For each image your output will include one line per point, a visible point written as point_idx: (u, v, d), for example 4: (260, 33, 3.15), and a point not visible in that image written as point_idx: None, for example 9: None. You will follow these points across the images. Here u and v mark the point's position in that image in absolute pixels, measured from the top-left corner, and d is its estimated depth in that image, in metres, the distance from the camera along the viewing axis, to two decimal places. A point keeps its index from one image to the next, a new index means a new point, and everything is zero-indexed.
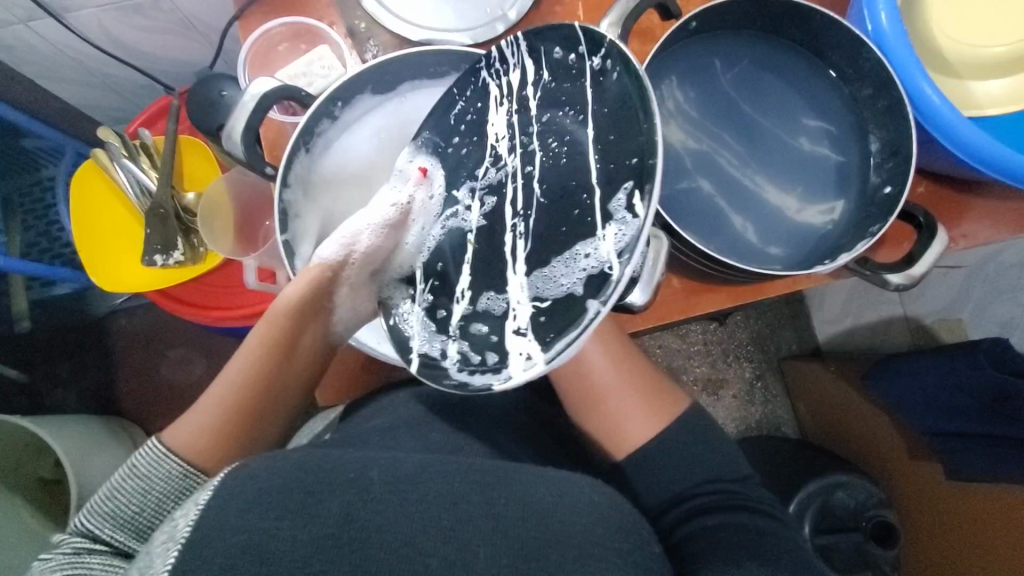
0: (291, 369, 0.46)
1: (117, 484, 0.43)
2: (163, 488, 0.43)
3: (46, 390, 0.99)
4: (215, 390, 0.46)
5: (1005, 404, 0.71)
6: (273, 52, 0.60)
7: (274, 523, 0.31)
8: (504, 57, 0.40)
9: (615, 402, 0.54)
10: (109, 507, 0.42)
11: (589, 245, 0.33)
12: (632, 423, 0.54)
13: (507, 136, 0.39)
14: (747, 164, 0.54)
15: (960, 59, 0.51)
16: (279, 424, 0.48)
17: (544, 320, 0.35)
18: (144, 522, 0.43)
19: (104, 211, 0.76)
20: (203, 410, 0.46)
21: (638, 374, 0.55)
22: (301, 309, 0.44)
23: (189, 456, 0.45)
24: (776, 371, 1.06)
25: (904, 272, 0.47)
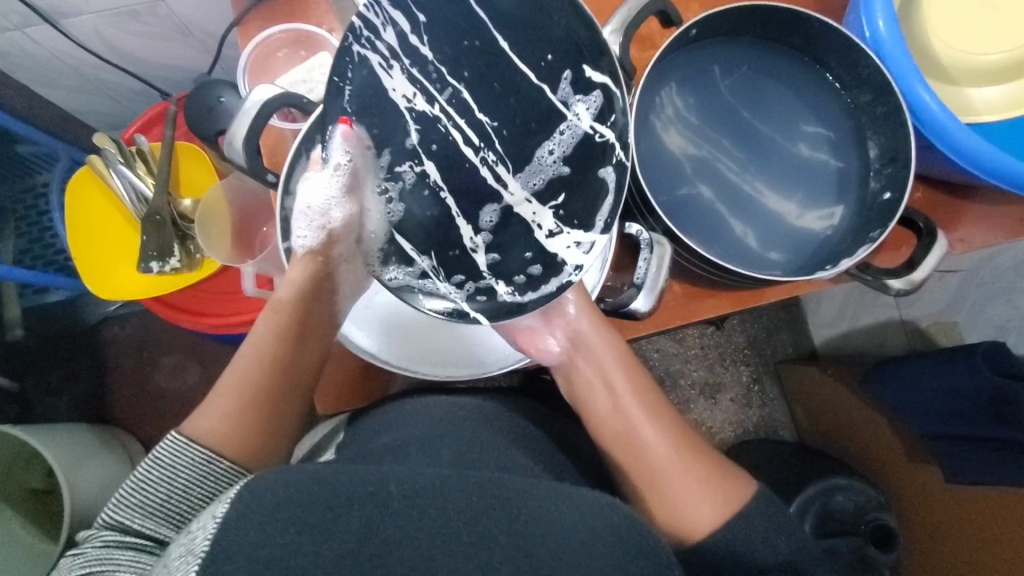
0: (306, 353, 0.49)
1: (142, 475, 0.42)
2: (188, 475, 0.43)
3: (37, 399, 0.98)
4: (233, 377, 0.47)
5: (1003, 407, 0.69)
6: (272, 58, 0.59)
7: (295, 539, 0.31)
8: (371, 24, 0.40)
9: (673, 477, 0.48)
10: (136, 498, 0.42)
11: (554, 140, 0.42)
12: (694, 506, 0.46)
13: (427, 96, 0.41)
14: (747, 170, 0.54)
15: (959, 67, 0.51)
16: (295, 417, 0.49)
17: (564, 212, 0.42)
18: (174, 509, 0.42)
19: (100, 218, 0.75)
20: (220, 400, 0.46)
21: (705, 460, 0.50)
22: (310, 291, 0.50)
23: (211, 443, 0.44)
24: (772, 374, 1.06)
25: (905, 277, 0.48)
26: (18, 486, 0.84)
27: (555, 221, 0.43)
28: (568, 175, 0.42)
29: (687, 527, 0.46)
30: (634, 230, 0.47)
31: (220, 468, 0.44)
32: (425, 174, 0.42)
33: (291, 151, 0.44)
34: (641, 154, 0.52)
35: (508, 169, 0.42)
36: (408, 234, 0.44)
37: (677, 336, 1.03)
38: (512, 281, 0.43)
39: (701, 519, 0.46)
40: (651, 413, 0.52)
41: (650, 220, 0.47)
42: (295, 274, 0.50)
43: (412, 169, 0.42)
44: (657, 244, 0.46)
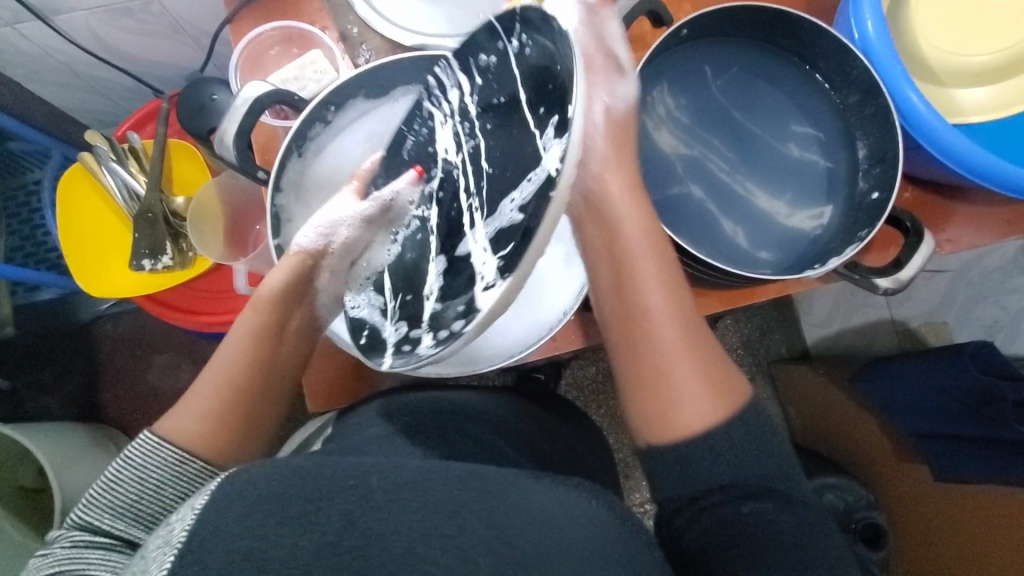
0: (284, 352, 0.47)
1: (115, 474, 0.41)
2: (159, 475, 0.42)
3: (28, 397, 0.98)
4: (206, 378, 0.45)
5: (992, 406, 0.72)
6: (263, 57, 0.59)
7: (275, 530, 0.31)
8: (442, 83, 0.45)
9: (679, 371, 0.42)
10: (106, 499, 0.41)
11: (520, 188, 0.36)
12: (696, 409, 0.41)
13: (456, 148, 0.43)
14: (738, 169, 0.55)
15: (946, 68, 0.52)
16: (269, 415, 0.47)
17: (504, 262, 0.35)
18: (145, 510, 0.41)
19: (91, 215, 0.75)
20: (193, 401, 0.44)
21: (709, 349, 0.43)
22: (291, 294, 0.47)
23: (183, 446, 0.42)
24: (765, 374, 1.05)
25: (892, 276, 0.48)
26: (14, 484, 0.84)
27: (496, 273, 0.36)
28: (514, 221, 0.36)
29: (679, 431, 0.42)
30: None
31: (191, 469, 0.42)
32: (427, 219, 0.44)
33: (280, 152, 0.47)
34: None
35: (483, 215, 0.39)
36: (393, 274, 0.45)
37: None
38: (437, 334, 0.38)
39: (698, 422, 0.41)
40: (667, 290, 0.42)
41: None
42: (277, 274, 0.46)
43: (420, 213, 0.45)
44: None
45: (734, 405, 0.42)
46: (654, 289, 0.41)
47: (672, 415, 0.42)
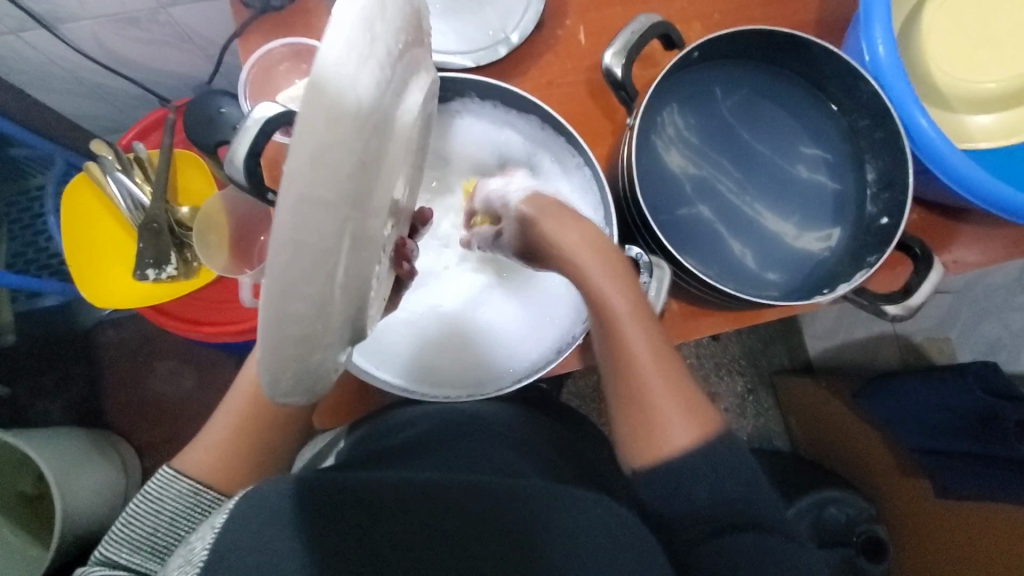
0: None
1: (132, 510, 0.42)
2: (175, 506, 0.42)
3: (28, 402, 0.97)
4: (221, 415, 0.47)
5: (994, 424, 0.71)
6: (273, 71, 0.59)
7: (289, 543, 0.31)
8: None
9: (651, 386, 0.42)
10: (122, 533, 0.41)
11: None
12: (671, 425, 0.41)
13: None
14: (746, 191, 0.55)
15: (955, 94, 0.52)
16: (278, 447, 0.48)
17: None
18: (162, 541, 0.41)
19: (95, 225, 0.75)
20: (211, 436, 0.46)
21: (679, 366, 0.43)
22: None
23: (200, 475, 0.44)
24: (766, 385, 1.06)
25: (901, 303, 0.48)
26: (12, 491, 0.83)
27: None
28: None
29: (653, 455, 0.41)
30: (633, 252, 0.47)
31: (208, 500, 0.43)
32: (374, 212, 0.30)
33: None
34: (643, 175, 0.52)
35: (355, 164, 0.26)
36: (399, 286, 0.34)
37: None
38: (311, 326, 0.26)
39: (676, 441, 0.41)
40: (633, 300, 0.41)
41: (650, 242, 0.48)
42: None
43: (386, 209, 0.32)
44: (656, 266, 0.46)
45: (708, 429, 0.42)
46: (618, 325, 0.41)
47: (649, 439, 0.42)
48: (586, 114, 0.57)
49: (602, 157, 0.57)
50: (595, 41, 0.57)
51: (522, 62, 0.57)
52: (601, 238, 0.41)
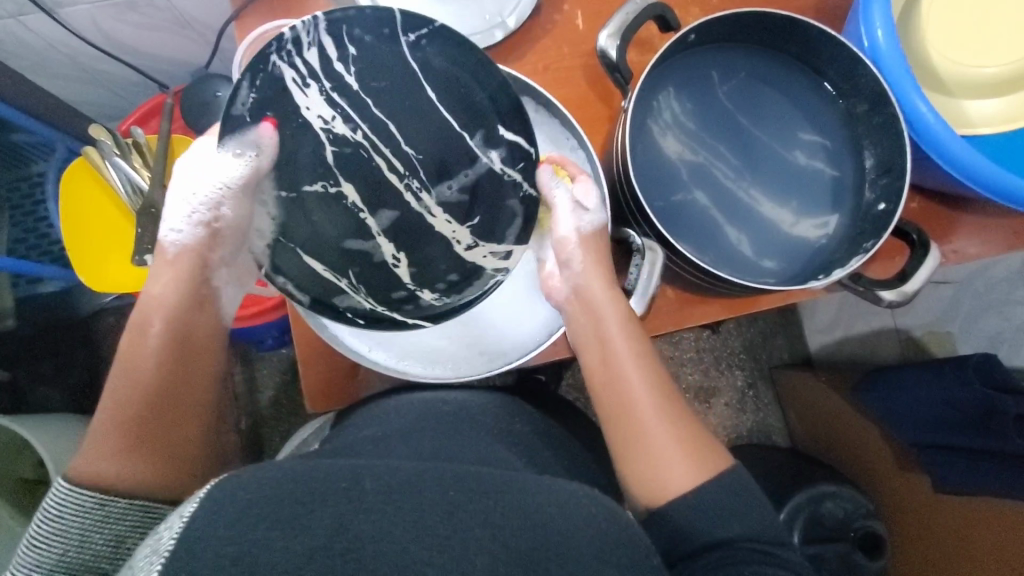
0: (182, 368, 0.48)
1: (36, 530, 0.40)
2: (81, 525, 0.40)
3: (30, 387, 0.98)
4: (106, 414, 0.45)
5: (991, 420, 0.71)
6: (271, 54, 0.58)
7: (265, 535, 0.28)
8: (298, 39, 0.45)
9: (656, 426, 0.45)
10: (31, 556, 0.40)
11: (457, 178, 0.49)
12: (671, 465, 0.44)
13: (350, 126, 0.47)
14: (743, 177, 0.54)
15: (955, 79, 0.51)
16: (184, 434, 0.47)
17: (477, 225, 0.49)
18: (77, 559, 0.40)
19: (94, 210, 0.75)
20: (105, 438, 0.44)
21: (684, 412, 0.47)
22: (187, 299, 0.49)
23: (99, 484, 0.42)
24: (766, 380, 1.04)
25: (897, 288, 0.48)
26: (11, 476, 0.83)
27: (471, 236, 0.49)
28: (460, 201, 0.49)
29: (662, 495, 0.43)
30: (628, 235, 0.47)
31: (114, 513, 0.41)
32: (344, 197, 0.48)
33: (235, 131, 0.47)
34: (638, 158, 0.52)
35: (428, 195, 0.49)
36: (319, 255, 0.47)
37: (673, 339, 1.01)
38: (434, 287, 0.50)
39: (678, 484, 0.43)
40: (636, 349, 0.48)
41: (644, 226, 0.48)
42: (164, 285, 0.49)
43: (326, 188, 0.48)
44: (649, 249, 0.46)
45: (708, 471, 0.43)
46: (615, 350, 0.48)
47: (660, 478, 0.44)
48: (584, 99, 0.57)
49: (600, 143, 0.57)
50: (593, 25, 0.57)
51: (519, 46, 0.57)
52: (619, 301, 0.49)
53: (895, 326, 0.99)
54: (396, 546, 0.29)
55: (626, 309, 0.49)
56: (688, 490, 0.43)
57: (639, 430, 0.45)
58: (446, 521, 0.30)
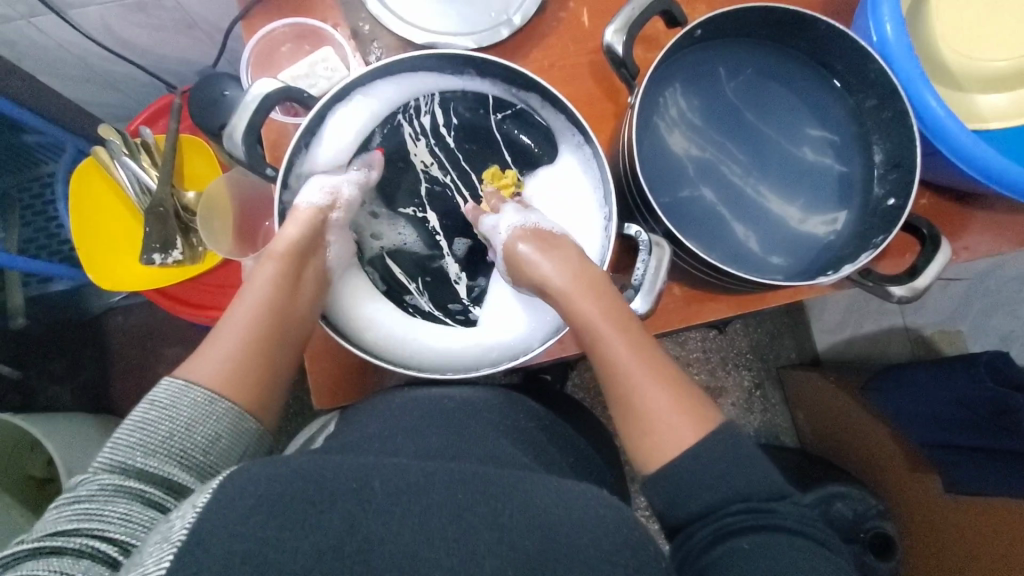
0: (296, 298, 0.49)
1: (142, 416, 0.39)
2: (190, 415, 0.40)
3: (40, 387, 0.98)
4: (224, 329, 0.46)
5: (1002, 417, 0.70)
6: (276, 53, 0.60)
7: (275, 534, 0.28)
8: (418, 106, 0.54)
9: (641, 388, 0.44)
10: (130, 439, 0.38)
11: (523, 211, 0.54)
12: (671, 427, 0.43)
13: (444, 169, 0.56)
14: (751, 173, 0.54)
15: (964, 73, 0.51)
16: (282, 369, 0.46)
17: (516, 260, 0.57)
18: (178, 447, 0.38)
19: (103, 209, 0.76)
20: (223, 346, 0.44)
21: (673, 371, 0.46)
22: (302, 246, 0.51)
23: (214, 386, 0.42)
24: (774, 380, 1.03)
25: (907, 284, 0.47)
26: (21, 475, 0.84)
27: None
28: None
29: (659, 458, 0.43)
30: (633, 231, 0.46)
31: (222, 412, 0.41)
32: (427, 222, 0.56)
33: (288, 150, 0.48)
34: (644, 156, 0.51)
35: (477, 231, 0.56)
36: (399, 261, 0.56)
37: (679, 339, 1.00)
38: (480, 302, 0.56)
39: (679, 444, 0.42)
40: (607, 314, 0.46)
41: (652, 222, 0.47)
42: (291, 228, 0.51)
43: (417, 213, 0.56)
44: (655, 245, 0.45)
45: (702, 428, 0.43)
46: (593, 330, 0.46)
47: (654, 440, 0.43)
48: (589, 96, 0.56)
49: (606, 140, 0.57)
50: (599, 22, 0.57)
51: (525, 43, 0.57)
52: (586, 273, 0.48)
53: (905, 325, 0.99)
54: (403, 547, 0.28)
55: (595, 278, 0.48)
56: (683, 450, 0.42)
57: (632, 401, 0.44)
58: (453, 524, 0.30)
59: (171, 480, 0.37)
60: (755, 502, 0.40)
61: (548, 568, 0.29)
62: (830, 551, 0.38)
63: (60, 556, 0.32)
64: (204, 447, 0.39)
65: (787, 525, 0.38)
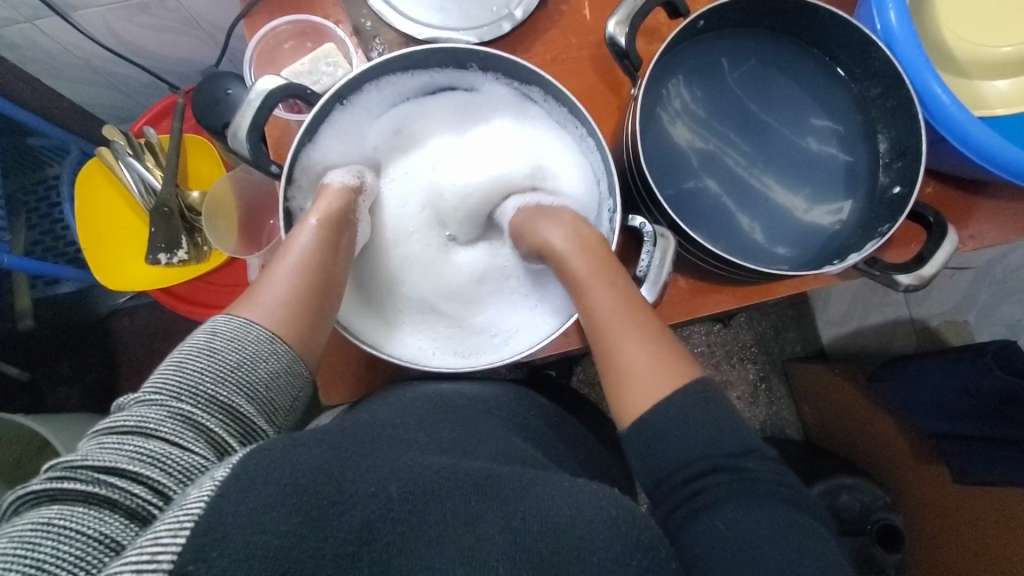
0: (333, 266, 0.49)
1: (207, 344, 0.39)
2: (254, 350, 0.40)
3: (47, 390, 0.99)
4: (277, 273, 0.46)
5: (1009, 407, 0.72)
6: (279, 50, 0.60)
7: (296, 529, 0.27)
8: None
9: (621, 344, 0.43)
10: (197, 364, 0.38)
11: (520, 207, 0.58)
12: (648, 375, 0.42)
13: None
14: (754, 164, 0.54)
15: (969, 60, 0.51)
16: (322, 331, 0.46)
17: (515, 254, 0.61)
18: (245, 379, 0.39)
19: (109, 210, 0.76)
20: (274, 290, 0.45)
21: (661, 327, 0.45)
22: (336, 217, 0.50)
23: (270, 326, 0.43)
24: (779, 373, 1.03)
25: (914, 272, 0.47)
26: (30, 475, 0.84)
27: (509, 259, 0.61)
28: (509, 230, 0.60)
29: (633, 413, 0.42)
30: (638, 222, 0.47)
31: (282, 353, 0.42)
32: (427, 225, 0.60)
33: (292, 147, 0.47)
34: (648, 148, 0.51)
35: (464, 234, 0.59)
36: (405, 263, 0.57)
37: (683, 333, 1.00)
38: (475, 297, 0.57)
39: (654, 396, 0.41)
40: (598, 273, 0.46)
41: (656, 214, 0.47)
42: (322, 202, 0.51)
43: None
44: (659, 236, 0.45)
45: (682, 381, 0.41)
46: (580, 276, 0.47)
47: (628, 394, 0.42)
48: (592, 89, 0.56)
49: (609, 133, 0.57)
50: (600, 15, 0.57)
51: (526, 37, 0.57)
52: (587, 237, 0.49)
53: (910, 316, 0.98)
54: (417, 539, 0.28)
55: (594, 245, 0.48)
56: (649, 408, 0.41)
57: (612, 349, 0.44)
58: (467, 529, 0.30)
59: (235, 412, 0.38)
60: (724, 461, 0.39)
61: (560, 554, 0.29)
62: (832, 533, 0.39)
63: (112, 510, 0.31)
64: (267, 384, 0.40)
65: (758, 487, 0.38)
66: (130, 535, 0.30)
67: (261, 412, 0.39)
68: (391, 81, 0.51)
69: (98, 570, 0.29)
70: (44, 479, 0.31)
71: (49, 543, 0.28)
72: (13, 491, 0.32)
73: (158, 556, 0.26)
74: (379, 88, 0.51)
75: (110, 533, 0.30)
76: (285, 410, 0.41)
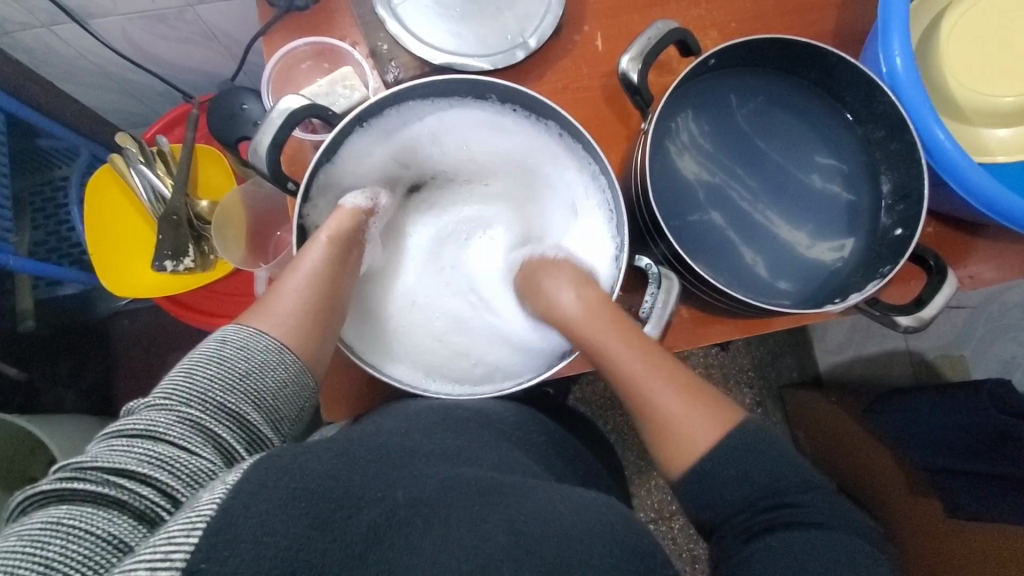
0: (341, 283, 0.50)
1: (217, 352, 0.40)
2: (263, 358, 0.41)
3: (44, 390, 0.98)
4: (288, 288, 0.47)
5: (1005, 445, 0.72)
6: (295, 69, 0.61)
7: (305, 532, 0.28)
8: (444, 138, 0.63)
9: (656, 403, 0.45)
10: (207, 372, 0.38)
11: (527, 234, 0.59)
12: (693, 430, 0.44)
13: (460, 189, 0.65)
14: (759, 199, 0.55)
15: (972, 107, 0.52)
16: (328, 346, 0.47)
17: None
18: (253, 386, 0.39)
19: (117, 214, 0.77)
20: (283, 302, 0.46)
21: (687, 373, 0.47)
22: (347, 235, 0.52)
23: (280, 336, 0.44)
24: (776, 398, 1.04)
25: (914, 314, 0.48)
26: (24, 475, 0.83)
27: None
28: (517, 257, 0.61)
29: (681, 464, 0.44)
30: (644, 263, 0.48)
31: (289, 362, 0.42)
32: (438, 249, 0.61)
33: (310, 165, 0.48)
34: (657, 179, 0.52)
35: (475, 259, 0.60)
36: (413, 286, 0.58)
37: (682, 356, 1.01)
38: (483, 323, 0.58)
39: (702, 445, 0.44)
40: (614, 337, 0.47)
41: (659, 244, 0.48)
42: (336, 220, 0.52)
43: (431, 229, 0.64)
44: (664, 278, 0.47)
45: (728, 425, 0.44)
46: (597, 346, 0.48)
47: (678, 446, 0.44)
48: (602, 119, 0.57)
49: (617, 162, 0.58)
50: (612, 46, 0.58)
51: (539, 66, 0.58)
52: (591, 298, 0.50)
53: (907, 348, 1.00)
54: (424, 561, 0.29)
55: (600, 306, 0.49)
56: (706, 450, 0.44)
57: (656, 417, 0.45)
58: None
59: (243, 420, 0.38)
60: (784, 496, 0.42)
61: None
62: None
63: (121, 511, 0.31)
64: (273, 392, 0.40)
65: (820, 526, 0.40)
66: (139, 536, 0.30)
67: (267, 420, 0.40)
68: (412, 106, 0.52)
69: (104, 571, 0.29)
70: (54, 479, 0.32)
71: (58, 542, 0.28)
72: (23, 490, 0.32)
73: (171, 554, 0.26)
74: (400, 113, 0.52)
75: (118, 534, 0.30)
76: (291, 419, 0.42)
